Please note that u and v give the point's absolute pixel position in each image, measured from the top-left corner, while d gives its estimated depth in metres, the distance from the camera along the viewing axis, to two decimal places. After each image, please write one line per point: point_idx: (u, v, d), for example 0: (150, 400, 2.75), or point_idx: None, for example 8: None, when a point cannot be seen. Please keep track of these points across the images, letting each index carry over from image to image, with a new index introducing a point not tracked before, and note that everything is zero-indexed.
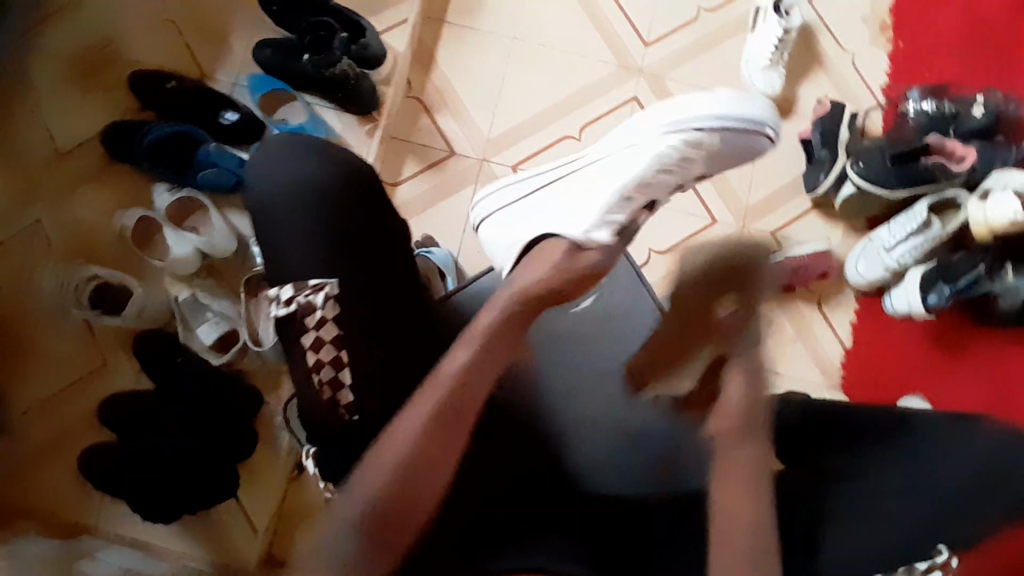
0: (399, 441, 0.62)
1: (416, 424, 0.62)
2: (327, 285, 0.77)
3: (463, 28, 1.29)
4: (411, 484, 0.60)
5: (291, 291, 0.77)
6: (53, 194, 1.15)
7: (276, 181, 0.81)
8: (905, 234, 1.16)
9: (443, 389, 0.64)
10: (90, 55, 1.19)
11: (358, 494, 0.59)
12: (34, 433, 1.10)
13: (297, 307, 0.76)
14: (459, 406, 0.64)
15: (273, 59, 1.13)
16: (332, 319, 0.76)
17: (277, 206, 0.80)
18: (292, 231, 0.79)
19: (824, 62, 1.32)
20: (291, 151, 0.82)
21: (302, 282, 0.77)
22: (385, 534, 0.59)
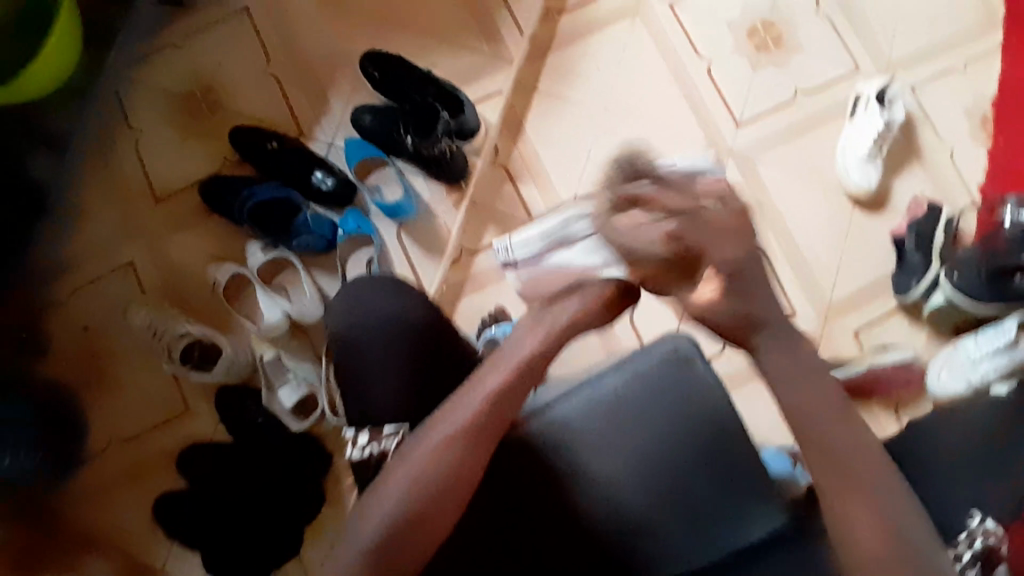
0: (417, 458, 0.66)
1: (432, 446, 0.67)
2: (401, 430, 0.76)
3: (555, 97, 1.29)
4: (427, 500, 0.65)
5: (368, 437, 0.75)
6: (149, 238, 1.18)
7: (368, 318, 0.80)
8: (993, 350, 1.11)
9: (463, 417, 0.68)
10: (193, 103, 1.22)
11: (377, 507, 0.65)
12: (108, 468, 1.13)
13: (371, 453, 0.75)
14: (475, 442, 0.68)
15: (373, 125, 1.15)
16: None
17: (365, 344, 0.79)
18: (381, 364, 0.79)
19: (922, 156, 1.29)
20: (371, 288, 0.83)
21: (377, 428, 0.76)
22: (405, 538, 0.64)
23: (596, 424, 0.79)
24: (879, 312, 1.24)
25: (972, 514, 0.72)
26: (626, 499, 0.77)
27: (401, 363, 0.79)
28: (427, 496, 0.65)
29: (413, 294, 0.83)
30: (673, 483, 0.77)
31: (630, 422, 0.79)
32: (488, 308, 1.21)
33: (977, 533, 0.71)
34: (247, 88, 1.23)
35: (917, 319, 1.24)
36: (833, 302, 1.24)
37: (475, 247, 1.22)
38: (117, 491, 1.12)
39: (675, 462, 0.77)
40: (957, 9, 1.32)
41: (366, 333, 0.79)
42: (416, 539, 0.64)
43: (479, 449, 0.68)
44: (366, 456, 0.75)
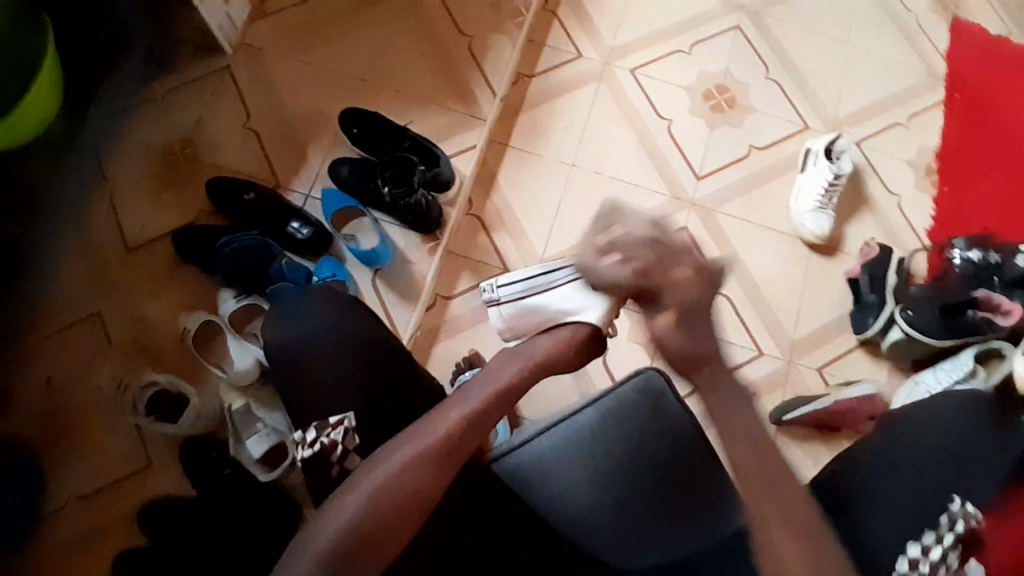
0: (379, 471, 0.65)
1: (398, 462, 0.65)
2: (344, 421, 0.82)
3: (527, 151, 1.35)
4: (390, 512, 0.63)
5: (314, 431, 0.81)
6: (120, 288, 1.17)
7: (314, 329, 0.87)
8: (952, 381, 1.17)
9: (435, 437, 0.68)
10: (170, 156, 1.24)
11: (336, 517, 0.61)
12: (61, 531, 1.06)
13: (320, 446, 0.80)
14: (443, 463, 0.67)
15: (351, 177, 1.20)
16: (354, 451, 0.80)
17: (314, 351, 0.86)
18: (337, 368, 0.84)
19: (871, 204, 1.38)
20: (309, 300, 0.90)
21: (323, 421, 0.82)
22: (358, 555, 0.59)
23: (566, 463, 0.80)
24: (842, 350, 1.29)
25: (953, 499, 0.84)
26: (597, 536, 0.78)
27: (352, 366, 0.84)
28: (390, 510, 0.63)
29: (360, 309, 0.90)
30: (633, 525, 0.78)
31: (594, 460, 0.80)
32: (464, 354, 1.22)
33: (957, 517, 0.83)
34: (226, 143, 1.26)
35: (877, 357, 1.29)
36: (797, 341, 1.29)
37: (451, 292, 1.25)
38: (71, 555, 1.05)
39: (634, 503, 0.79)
40: (893, 73, 1.46)
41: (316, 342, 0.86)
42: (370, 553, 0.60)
43: (443, 471, 0.67)
44: (313, 452, 0.80)
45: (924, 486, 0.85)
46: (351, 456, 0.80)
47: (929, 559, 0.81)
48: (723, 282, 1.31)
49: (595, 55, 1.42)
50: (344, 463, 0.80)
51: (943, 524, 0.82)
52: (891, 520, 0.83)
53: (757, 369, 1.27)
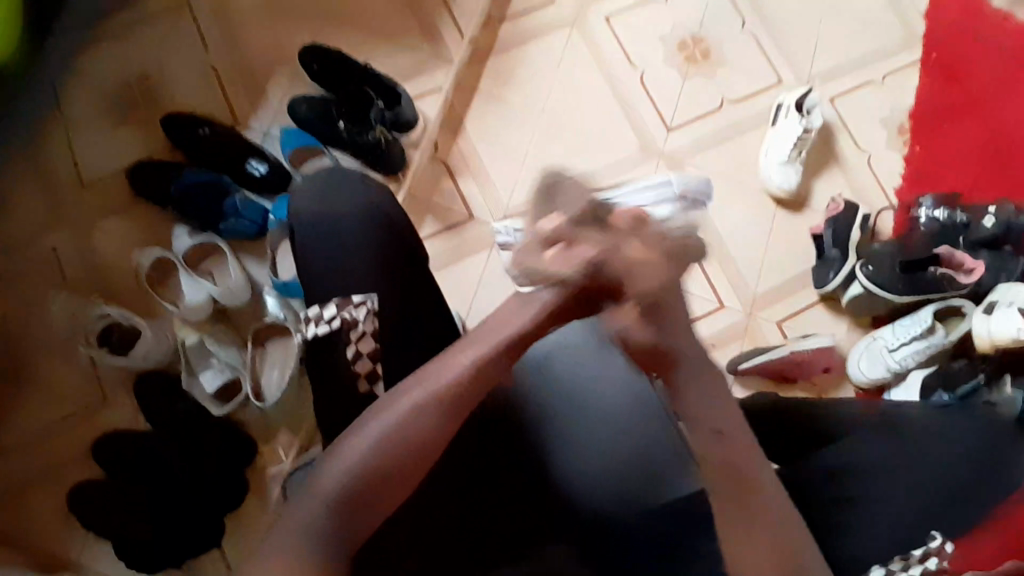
0: (382, 419, 0.57)
1: (401, 411, 0.58)
2: (366, 301, 0.71)
3: (494, 97, 1.33)
4: (389, 464, 0.56)
5: (334, 308, 0.70)
6: (75, 224, 1.15)
7: (340, 204, 0.75)
8: (910, 337, 1.17)
9: (441, 383, 0.59)
10: (127, 90, 1.21)
11: (334, 469, 0.55)
12: (15, 461, 1.06)
13: (339, 323, 0.70)
14: (450, 414, 0.59)
15: (309, 114, 1.18)
16: (371, 332, 0.69)
17: (338, 228, 0.74)
18: (359, 248, 0.73)
19: (841, 160, 1.37)
20: (339, 179, 0.79)
21: (344, 298, 0.71)
22: (357, 511, 0.54)
23: (548, 390, 0.75)
24: (805, 304, 1.29)
25: (933, 534, 0.72)
26: (577, 465, 0.72)
27: (380, 248, 0.73)
28: (389, 465, 0.56)
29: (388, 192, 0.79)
30: (644, 470, 0.72)
31: (600, 400, 0.75)
32: None
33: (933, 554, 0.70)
34: (183, 77, 1.23)
35: (839, 312, 1.29)
36: (760, 295, 1.29)
37: None
38: (28, 484, 1.05)
39: (646, 447, 0.73)
40: (872, 28, 1.43)
41: (338, 217, 0.75)
42: (370, 509, 0.54)
43: (451, 421, 0.59)
44: (331, 329, 0.70)
45: (907, 512, 0.73)
46: (368, 339, 0.69)
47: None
48: None
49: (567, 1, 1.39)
50: (361, 345, 0.69)
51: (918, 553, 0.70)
52: (870, 541, 0.72)
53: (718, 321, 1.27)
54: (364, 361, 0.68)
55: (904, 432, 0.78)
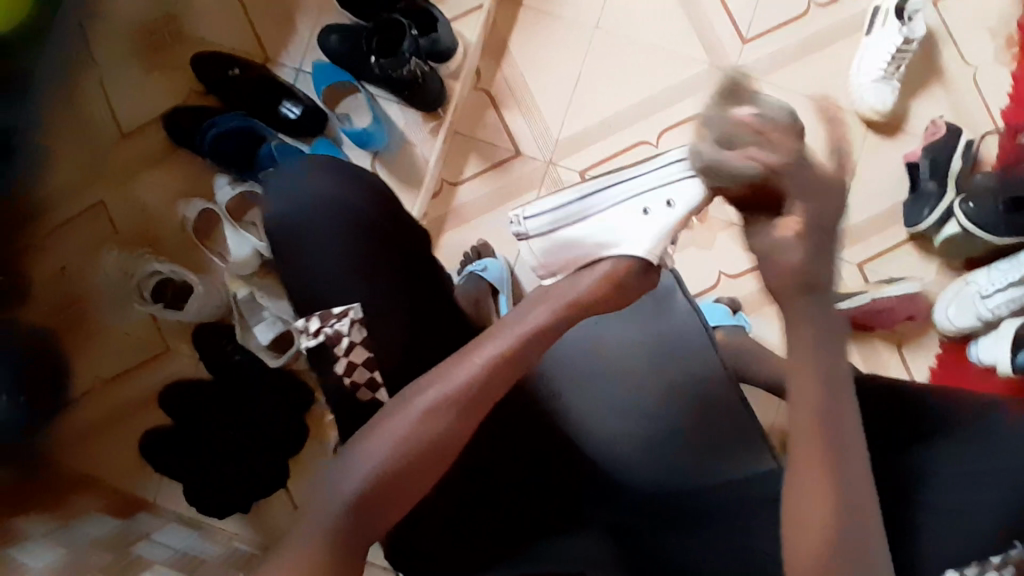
0: (402, 416, 0.57)
1: (420, 410, 0.56)
2: (350, 310, 0.69)
3: (541, 13, 1.18)
4: (404, 463, 0.55)
5: (318, 321, 0.69)
6: (119, 175, 1.14)
7: (307, 205, 0.71)
8: (1007, 283, 1.04)
9: (457, 384, 0.58)
10: (153, 27, 1.15)
11: (355, 467, 0.54)
12: (91, 408, 1.12)
13: (325, 337, 0.69)
14: (467, 414, 0.57)
15: (340, 47, 1.09)
16: (360, 344, 0.68)
17: (314, 237, 0.70)
18: (332, 256, 0.69)
19: (944, 76, 1.17)
20: (315, 169, 0.73)
21: (326, 310, 0.70)
22: (380, 507, 0.54)
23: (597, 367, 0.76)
24: (890, 244, 1.16)
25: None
26: (622, 441, 0.73)
27: (368, 251, 0.70)
28: (411, 466, 0.55)
29: (369, 183, 0.73)
30: (682, 446, 0.73)
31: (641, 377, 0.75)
32: (471, 244, 1.16)
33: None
34: (209, 10, 1.15)
35: (928, 253, 1.16)
36: (838, 234, 1.17)
37: (457, 178, 1.17)
38: (106, 427, 1.12)
39: (690, 427, 0.73)
40: None
41: (308, 219, 0.71)
42: (392, 504, 0.54)
43: (470, 421, 0.58)
44: (319, 342, 0.69)
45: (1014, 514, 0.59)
46: (359, 350, 0.68)
47: None
48: None
49: None
50: (351, 357, 0.68)
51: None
52: (946, 538, 0.59)
53: None
54: (360, 371, 0.68)
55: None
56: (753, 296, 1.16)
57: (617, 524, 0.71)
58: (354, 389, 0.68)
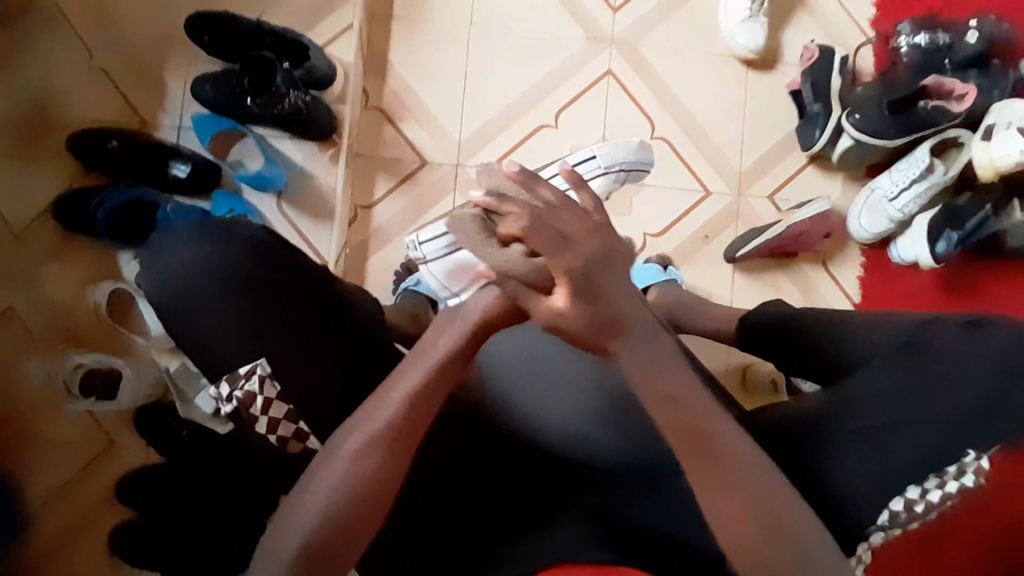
0: (330, 470, 0.58)
1: (344, 461, 0.58)
2: (256, 367, 0.65)
3: (413, 22, 1.18)
4: (347, 514, 0.57)
5: (227, 386, 0.65)
6: (17, 276, 1.09)
7: (184, 276, 0.65)
8: (909, 181, 1.10)
9: (379, 425, 0.59)
10: (19, 116, 1.09)
11: (292, 528, 0.56)
12: (44, 522, 1.06)
13: (239, 402, 0.65)
14: (395, 451, 0.59)
15: (215, 95, 1.06)
16: (276, 399, 0.65)
17: (192, 304, 0.65)
18: (213, 324, 0.64)
19: (806, 3, 1.23)
20: (182, 232, 0.68)
21: (233, 372, 0.65)
22: (329, 557, 0.55)
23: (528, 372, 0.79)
24: (793, 170, 1.21)
25: (968, 450, 0.67)
26: (581, 428, 0.76)
27: (256, 305, 0.65)
28: (351, 512, 0.57)
29: (245, 235, 0.68)
30: (633, 409, 0.75)
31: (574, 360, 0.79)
32: (398, 262, 1.15)
33: (968, 469, 0.67)
34: (75, 87, 1.10)
35: (830, 170, 1.22)
36: (745, 171, 1.21)
37: (369, 201, 1.16)
38: (66, 537, 1.06)
39: (630, 391, 0.76)
40: None
41: (187, 290, 0.65)
42: (340, 552, 0.56)
43: (396, 458, 0.59)
44: (234, 406, 0.66)
45: (932, 433, 0.67)
46: (277, 405, 0.66)
47: (927, 500, 0.67)
48: (658, 124, 1.20)
49: None
50: (271, 414, 0.66)
51: (951, 469, 0.67)
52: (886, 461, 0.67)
53: (708, 210, 1.20)
54: (285, 424, 0.67)
55: (930, 350, 0.70)
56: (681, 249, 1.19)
57: (597, 510, 0.71)
58: (282, 443, 0.68)
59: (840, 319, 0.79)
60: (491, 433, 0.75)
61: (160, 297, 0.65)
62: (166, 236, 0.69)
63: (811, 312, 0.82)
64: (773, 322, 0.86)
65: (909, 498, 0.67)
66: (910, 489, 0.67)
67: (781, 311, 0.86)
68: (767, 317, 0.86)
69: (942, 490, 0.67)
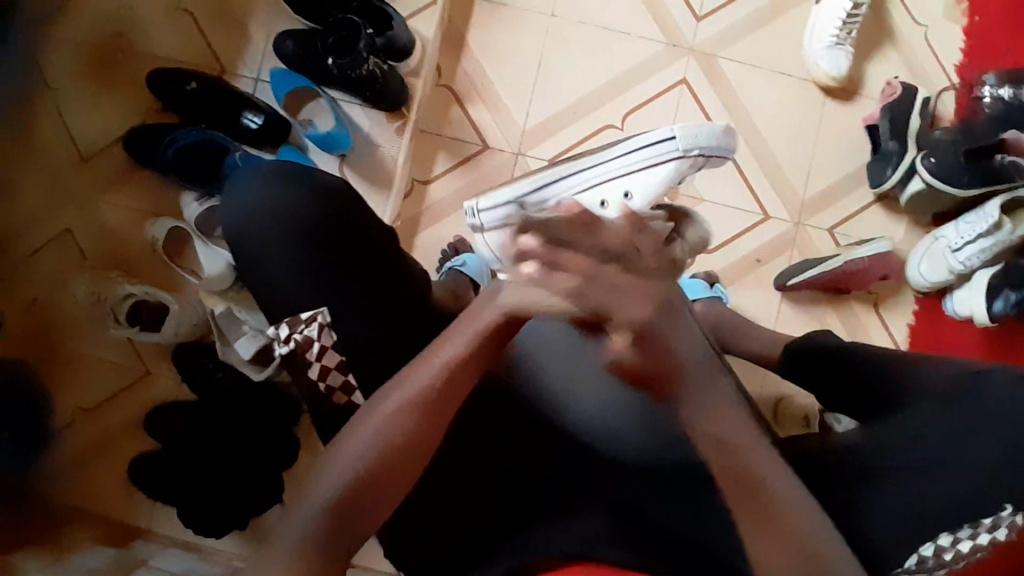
0: (371, 426, 0.60)
1: (382, 418, 0.60)
2: (318, 314, 0.68)
3: (495, 6, 1.19)
4: (378, 471, 0.58)
5: (286, 327, 0.68)
6: (81, 200, 1.12)
7: (254, 219, 0.68)
8: (974, 236, 1.06)
9: (414, 391, 0.60)
10: (105, 47, 1.13)
11: (327, 477, 0.58)
12: (73, 441, 1.09)
13: (296, 344, 0.68)
14: (426, 415, 0.60)
15: (297, 51, 1.07)
16: (331, 348, 0.68)
17: (258, 246, 0.68)
18: (277, 267, 0.68)
19: (895, 37, 1.20)
20: (255, 177, 0.70)
21: (295, 316, 0.69)
22: (356, 510, 0.57)
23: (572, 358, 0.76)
24: (857, 206, 1.19)
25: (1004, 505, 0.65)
26: (615, 424, 0.73)
27: (316, 255, 0.68)
28: (378, 471, 0.59)
29: (312, 187, 0.69)
30: None
31: None
32: (447, 240, 1.16)
33: (1003, 523, 0.65)
34: (162, 26, 1.13)
35: (895, 212, 1.18)
36: (808, 201, 1.19)
37: (427, 177, 1.17)
38: (91, 459, 1.10)
39: None
40: None
41: (256, 234, 0.68)
42: (364, 509, 0.58)
43: (430, 425, 0.61)
44: (290, 348, 0.69)
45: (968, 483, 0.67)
46: (331, 354, 0.68)
47: (957, 551, 0.65)
48: None
49: None
50: (324, 361, 0.68)
51: (985, 522, 0.65)
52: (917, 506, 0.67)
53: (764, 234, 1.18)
54: (334, 375, 0.69)
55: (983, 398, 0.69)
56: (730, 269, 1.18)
57: (619, 508, 0.70)
58: (329, 393, 0.69)
59: (888, 353, 0.77)
60: (523, 417, 0.75)
61: (234, 236, 0.69)
62: (240, 180, 0.72)
63: (856, 343, 0.80)
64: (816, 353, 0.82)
65: (939, 545, 0.66)
66: (941, 536, 0.66)
67: (823, 338, 0.84)
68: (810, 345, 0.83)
69: (974, 542, 0.65)
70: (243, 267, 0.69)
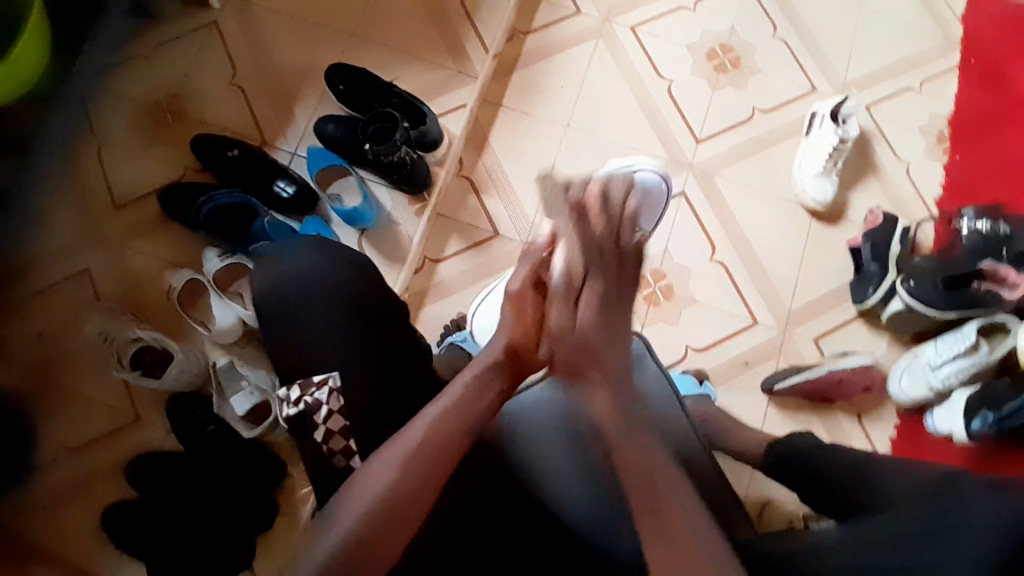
0: (371, 487, 0.60)
1: (380, 479, 0.61)
2: (330, 378, 0.71)
3: (518, 112, 1.31)
4: (374, 530, 0.59)
5: (298, 389, 0.71)
6: (108, 244, 1.17)
7: (289, 279, 0.75)
8: (953, 355, 1.12)
9: (408, 446, 0.62)
10: (159, 111, 1.23)
11: (328, 536, 0.58)
12: (49, 481, 1.07)
13: (305, 405, 0.70)
14: (426, 476, 0.62)
15: (336, 133, 1.19)
16: (337, 412, 0.70)
17: (291, 301, 0.74)
18: (304, 320, 0.73)
19: (878, 170, 1.32)
20: (300, 246, 0.78)
21: (307, 379, 0.72)
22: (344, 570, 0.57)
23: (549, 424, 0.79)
24: (841, 319, 1.25)
25: None
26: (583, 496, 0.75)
27: (340, 313, 0.73)
28: (379, 524, 0.59)
29: (346, 255, 0.77)
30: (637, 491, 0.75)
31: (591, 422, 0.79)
32: (450, 316, 1.21)
33: None
34: (214, 99, 1.24)
35: (878, 329, 1.25)
36: (795, 310, 1.25)
37: (439, 255, 1.24)
38: (62, 503, 1.06)
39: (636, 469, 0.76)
40: (907, 37, 1.39)
41: (290, 291, 0.74)
42: (363, 561, 0.57)
43: (426, 484, 0.61)
44: (298, 411, 0.70)
45: None
46: (337, 417, 0.70)
47: None
48: (718, 248, 1.28)
49: (592, 12, 1.37)
50: (329, 425, 0.70)
51: None
52: None
53: (752, 338, 1.24)
54: (336, 439, 0.70)
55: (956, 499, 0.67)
56: (720, 368, 1.22)
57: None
58: (329, 456, 0.69)
59: (878, 454, 0.79)
60: (513, 482, 0.76)
61: (272, 289, 0.75)
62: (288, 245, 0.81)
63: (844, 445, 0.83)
64: (794, 460, 0.86)
65: None
66: None
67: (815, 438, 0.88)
68: (777, 450, 0.90)
69: None
70: (273, 320, 0.74)
